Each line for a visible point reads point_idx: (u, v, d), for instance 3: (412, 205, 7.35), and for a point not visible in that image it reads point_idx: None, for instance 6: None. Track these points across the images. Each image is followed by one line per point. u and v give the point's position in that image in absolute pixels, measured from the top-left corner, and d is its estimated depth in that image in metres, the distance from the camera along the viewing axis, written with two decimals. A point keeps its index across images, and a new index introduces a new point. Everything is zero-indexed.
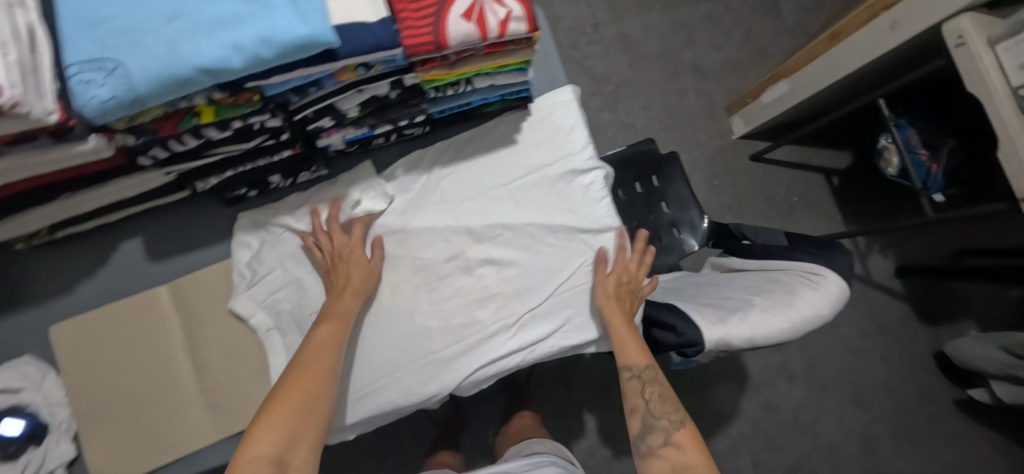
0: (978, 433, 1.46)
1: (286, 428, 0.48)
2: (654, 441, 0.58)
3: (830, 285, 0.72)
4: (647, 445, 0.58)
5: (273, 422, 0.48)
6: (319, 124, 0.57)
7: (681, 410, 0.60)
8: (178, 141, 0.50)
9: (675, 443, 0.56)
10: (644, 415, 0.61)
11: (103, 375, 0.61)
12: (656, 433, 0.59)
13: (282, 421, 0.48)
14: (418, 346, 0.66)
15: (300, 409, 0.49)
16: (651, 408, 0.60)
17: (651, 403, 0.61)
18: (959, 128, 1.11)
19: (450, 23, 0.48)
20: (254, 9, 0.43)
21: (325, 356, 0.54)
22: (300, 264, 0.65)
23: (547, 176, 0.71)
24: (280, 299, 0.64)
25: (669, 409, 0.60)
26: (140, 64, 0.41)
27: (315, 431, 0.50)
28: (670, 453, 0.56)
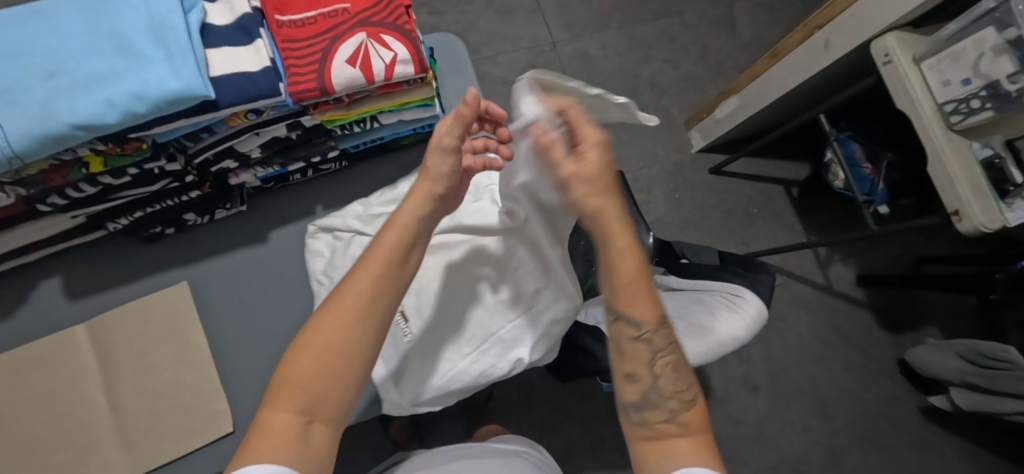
0: (943, 440, 1.47)
1: (327, 355, 0.41)
2: (653, 415, 0.47)
3: (748, 306, 0.72)
4: (642, 416, 0.48)
5: (308, 364, 0.40)
6: (223, 166, 0.58)
7: (696, 385, 0.49)
8: (75, 189, 0.51)
9: (681, 423, 0.46)
10: (647, 388, 0.49)
11: (15, 415, 0.61)
12: (658, 410, 0.48)
13: (329, 345, 0.41)
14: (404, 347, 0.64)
15: (331, 361, 0.41)
16: (662, 382, 0.48)
17: (660, 376, 0.49)
18: (898, 142, 1.13)
19: (334, 69, 0.50)
20: (130, 66, 0.44)
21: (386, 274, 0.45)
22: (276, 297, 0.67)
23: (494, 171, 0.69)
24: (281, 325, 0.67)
25: (681, 386, 0.49)
26: (16, 122, 0.42)
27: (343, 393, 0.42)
28: (673, 434, 0.46)
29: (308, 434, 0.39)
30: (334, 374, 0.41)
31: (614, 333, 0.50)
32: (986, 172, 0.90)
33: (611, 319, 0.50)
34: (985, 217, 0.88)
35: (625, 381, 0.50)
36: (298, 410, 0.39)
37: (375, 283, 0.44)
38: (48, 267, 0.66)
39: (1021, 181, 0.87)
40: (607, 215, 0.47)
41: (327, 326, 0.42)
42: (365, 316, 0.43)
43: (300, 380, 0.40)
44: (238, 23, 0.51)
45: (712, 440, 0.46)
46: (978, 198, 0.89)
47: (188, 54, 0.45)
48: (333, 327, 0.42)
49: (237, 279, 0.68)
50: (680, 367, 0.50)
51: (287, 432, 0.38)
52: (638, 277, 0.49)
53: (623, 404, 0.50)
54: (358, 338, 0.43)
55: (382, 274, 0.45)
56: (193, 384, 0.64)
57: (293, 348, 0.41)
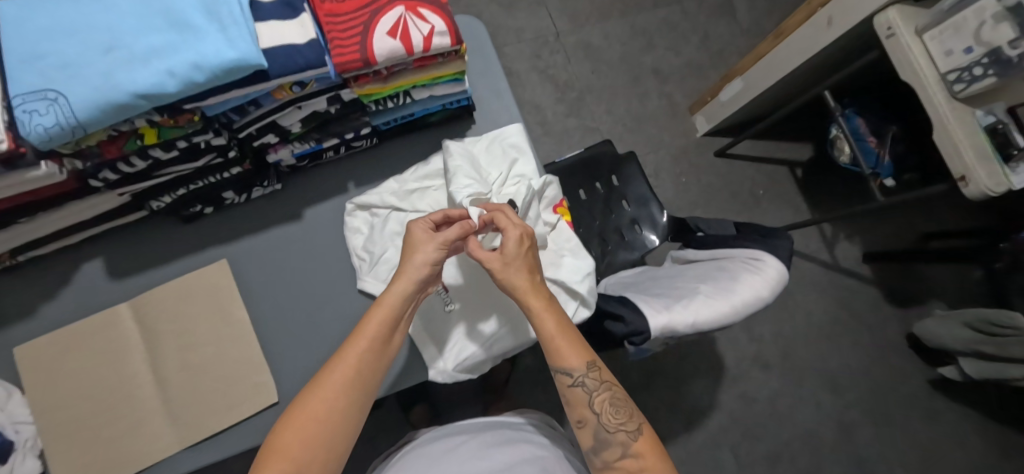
0: (952, 411, 1.50)
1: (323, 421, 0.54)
2: (609, 456, 0.60)
3: (769, 269, 0.75)
4: (603, 460, 0.61)
5: (294, 435, 0.53)
6: (265, 141, 0.60)
7: (637, 420, 0.61)
8: (127, 163, 0.53)
9: (633, 455, 0.59)
10: (595, 429, 0.62)
11: (65, 392, 0.63)
12: (611, 448, 0.60)
13: (314, 415, 0.54)
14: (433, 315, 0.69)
15: (314, 430, 0.54)
16: (603, 421, 0.61)
17: (602, 415, 0.62)
18: (901, 116, 1.16)
19: (376, 41, 0.52)
20: (185, 38, 0.46)
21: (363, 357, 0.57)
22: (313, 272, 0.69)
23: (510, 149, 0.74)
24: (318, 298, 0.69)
25: (622, 420, 0.61)
26: (79, 93, 0.44)
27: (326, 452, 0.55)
28: (629, 466, 0.59)
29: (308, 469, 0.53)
30: (326, 442, 0.54)
31: (558, 386, 0.63)
32: (988, 137, 0.93)
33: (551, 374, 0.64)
34: (990, 181, 0.91)
35: (577, 428, 0.64)
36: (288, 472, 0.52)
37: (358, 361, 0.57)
38: (88, 249, 0.67)
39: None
40: (522, 290, 0.61)
41: (321, 399, 0.55)
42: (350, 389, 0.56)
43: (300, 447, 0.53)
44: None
45: (659, 459, 0.59)
46: (983, 163, 0.92)
47: (241, 26, 0.47)
48: (324, 399, 0.55)
49: (274, 255, 0.69)
50: (619, 406, 0.62)
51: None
52: (561, 333, 0.61)
53: (585, 449, 0.63)
54: (343, 407, 0.56)
55: (364, 355, 0.57)
56: (236, 358, 0.65)
57: (287, 423, 0.54)
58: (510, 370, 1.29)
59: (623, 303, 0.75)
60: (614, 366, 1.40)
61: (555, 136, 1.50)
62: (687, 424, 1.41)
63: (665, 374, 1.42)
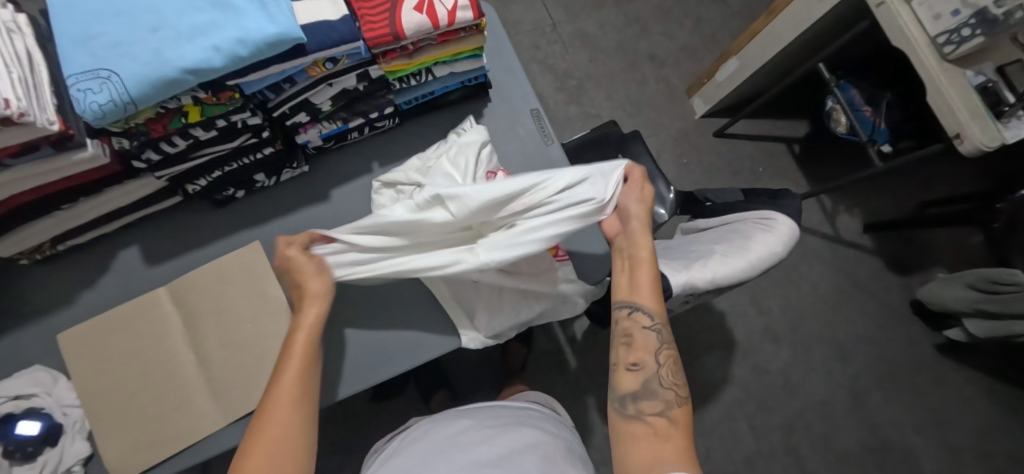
0: (959, 373, 1.53)
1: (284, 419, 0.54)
2: (648, 406, 0.56)
3: (780, 226, 0.78)
4: (637, 407, 0.56)
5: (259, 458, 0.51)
6: (296, 120, 0.62)
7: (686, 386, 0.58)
8: (169, 143, 0.55)
9: (671, 415, 0.55)
10: (647, 377, 0.58)
11: (109, 375, 0.64)
12: (653, 401, 0.56)
13: (274, 432, 0.53)
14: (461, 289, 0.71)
15: (278, 445, 0.52)
16: (661, 373, 0.58)
17: (661, 368, 0.58)
18: (893, 84, 1.20)
19: (404, 16, 0.55)
20: (228, 16, 0.49)
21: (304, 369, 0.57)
22: None
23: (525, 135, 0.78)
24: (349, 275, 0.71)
25: (675, 382, 0.58)
26: (131, 71, 0.47)
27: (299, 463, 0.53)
28: (659, 426, 0.55)
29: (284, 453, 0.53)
30: (292, 446, 0.53)
31: (628, 325, 0.60)
32: (980, 95, 0.96)
33: (627, 312, 0.60)
34: (984, 136, 0.95)
35: (627, 370, 0.59)
36: None
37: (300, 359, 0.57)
38: (124, 237, 0.69)
39: (1015, 101, 0.93)
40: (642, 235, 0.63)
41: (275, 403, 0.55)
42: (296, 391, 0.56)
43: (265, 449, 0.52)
44: None
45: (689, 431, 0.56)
46: (976, 120, 0.96)
47: (280, 3, 0.50)
48: (280, 416, 0.54)
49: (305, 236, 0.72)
50: (675, 368, 0.59)
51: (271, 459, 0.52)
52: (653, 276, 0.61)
53: (621, 395, 0.58)
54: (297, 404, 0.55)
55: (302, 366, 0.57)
56: (274, 336, 0.67)
57: (252, 448, 0.52)
58: (528, 353, 1.31)
59: None
60: None
61: (557, 124, 1.53)
62: (702, 398, 1.44)
63: (678, 350, 1.45)
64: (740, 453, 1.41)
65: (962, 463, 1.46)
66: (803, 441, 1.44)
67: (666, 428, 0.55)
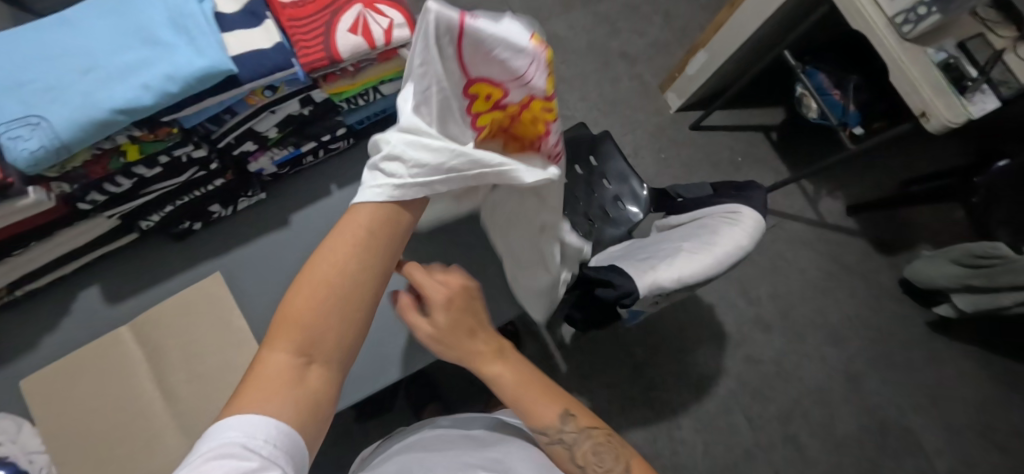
0: (954, 349, 1.52)
1: (301, 335, 0.42)
2: None
3: (746, 219, 0.77)
4: None
5: (259, 383, 0.41)
6: (243, 149, 0.62)
7: (620, 459, 0.57)
8: (113, 182, 0.55)
9: None
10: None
11: (76, 418, 0.63)
12: None
13: (286, 343, 0.42)
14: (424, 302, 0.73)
15: (288, 367, 0.41)
16: (588, 464, 0.57)
17: (585, 465, 0.58)
18: (859, 66, 1.20)
19: (339, 39, 0.55)
20: (158, 53, 0.49)
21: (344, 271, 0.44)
22: None
23: None
24: None
25: (607, 464, 0.57)
26: (61, 115, 0.46)
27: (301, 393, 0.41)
28: None
29: (310, 376, 0.42)
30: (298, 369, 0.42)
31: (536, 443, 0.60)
32: (943, 73, 0.96)
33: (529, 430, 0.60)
34: (950, 113, 0.95)
35: (566, 469, 0.59)
36: (262, 410, 0.39)
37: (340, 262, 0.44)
38: (85, 277, 0.69)
39: (976, 76, 0.93)
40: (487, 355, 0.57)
41: (310, 289, 0.43)
42: (329, 296, 0.43)
43: (278, 365, 0.41)
44: (246, 8, 0.55)
45: None
46: (941, 97, 0.96)
47: (209, 36, 0.49)
48: (295, 323, 0.42)
49: (268, 261, 0.72)
50: (598, 450, 0.58)
51: (284, 376, 0.41)
52: (525, 387, 0.59)
53: None
54: (332, 314, 0.43)
55: (341, 267, 0.44)
56: (240, 366, 0.66)
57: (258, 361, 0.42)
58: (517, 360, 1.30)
59: (612, 270, 0.77)
60: (618, 344, 1.42)
61: None
62: (697, 393, 1.42)
63: (669, 347, 1.44)
64: (739, 445, 1.40)
65: (963, 439, 1.45)
66: (801, 429, 1.43)
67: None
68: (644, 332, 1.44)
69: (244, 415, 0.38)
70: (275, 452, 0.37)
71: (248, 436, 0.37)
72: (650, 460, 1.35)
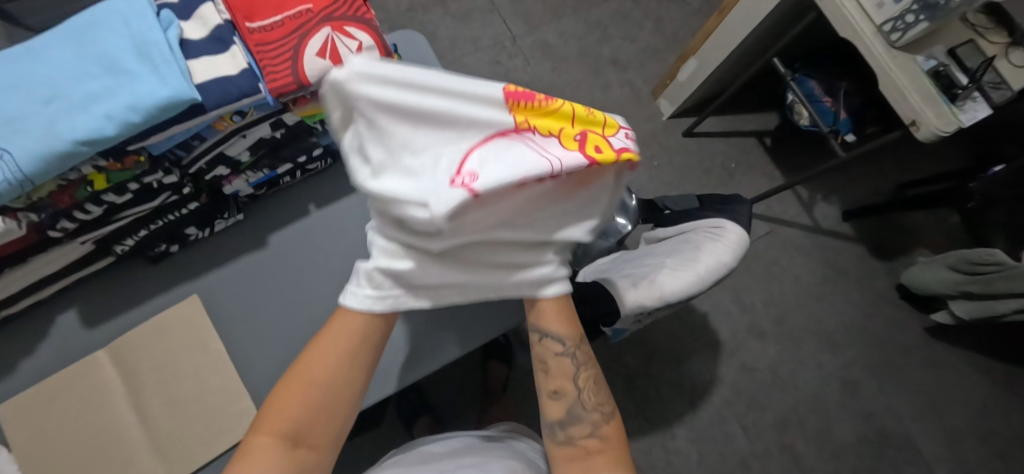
0: (952, 354, 1.50)
1: (289, 423, 0.51)
2: (577, 432, 0.57)
3: (729, 234, 0.76)
4: (568, 434, 0.58)
5: (252, 455, 0.49)
6: (216, 173, 0.63)
7: (611, 400, 0.60)
8: (82, 210, 0.55)
9: (602, 437, 0.57)
10: (571, 403, 0.58)
11: (49, 444, 0.62)
12: (580, 425, 0.58)
13: (279, 419, 0.51)
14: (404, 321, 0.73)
15: (278, 444, 0.50)
16: (583, 399, 0.58)
17: (581, 392, 0.59)
18: (849, 73, 1.19)
19: (307, 63, 0.55)
20: (121, 82, 0.48)
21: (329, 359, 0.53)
22: (286, 296, 0.72)
23: None
24: (287, 320, 0.71)
25: (600, 400, 0.59)
26: (22, 147, 0.46)
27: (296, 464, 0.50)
28: (590, 446, 0.57)
29: (295, 454, 0.51)
30: (287, 441, 0.50)
31: (541, 352, 0.59)
32: (933, 80, 0.94)
33: (537, 339, 0.59)
34: (939, 121, 0.93)
35: (550, 399, 0.59)
36: None
37: (327, 363, 0.53)
38: (61, 301, 0.69)
39: (966, 83, 0.92)
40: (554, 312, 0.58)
41: (300, 376, 0.52)
42: (313, 391, 0.52)
43: (268, 446, 0.50)
44: (213, 34, 0.55)
45: (620, 448, 0.58)
46: (930, 105, 0.94)
47: (172, 64, 0.49)
48: (289, 402, 0.51)
49: (245, 283, 0.72)
50: (597, 385, 0.60)
51: (269, 455, 0.49)
52: (566, 312, 0.58)
53: (550, 423, 0.59)
54: (314, 406, 0.52)
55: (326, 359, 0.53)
56: (217, 389, 0.66)
57: (256, 430, 0.51)
58: (508, 372, 1.29)
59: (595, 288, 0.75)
60: (611, 354, 1.41)
61: None
62: (691, 403, 1.41)
63: (664, 355, 1.43)
64: (734, 455, 1.38)
65: (963, 446, 1.43)
66: (798, 438, 1.41)
67: (597, 447, 0.57)
68: (637, 341, 1.44)
69: None
70: None
71: None
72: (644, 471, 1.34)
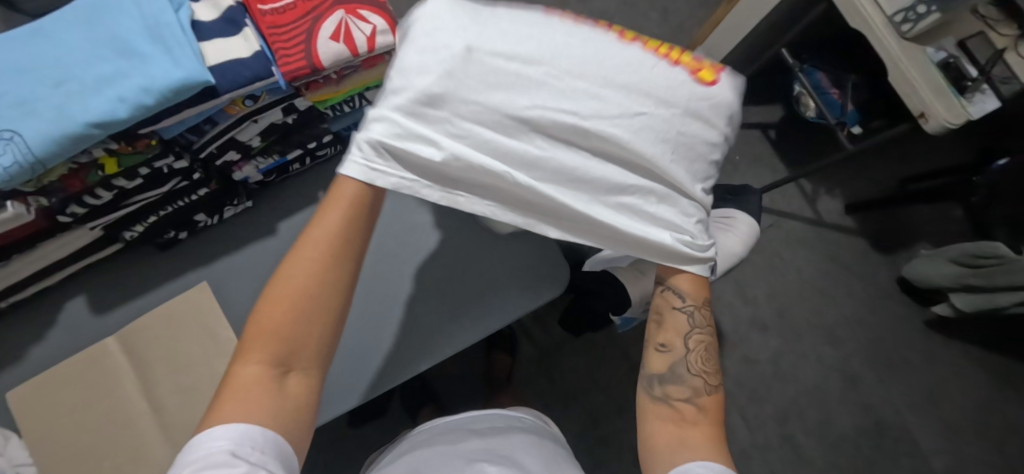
0: (952, 348, 1.51)
1: (280, 342, 0.43)
2: (676, 392, 0.50)
3: (739, 225, 0.76)
4: (664, 390, 0.50)
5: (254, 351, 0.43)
6: (226, 158, 0.62)
7: (718, 372, 0.52)
8: (93, 195, 0.55)
9: (699, 405, 0.50)
10: (676, 360, 0.52)
11: (60, 432, 0.62)
12: (679, 385, 0.50)
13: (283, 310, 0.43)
14: (414, 310, 0.73)
15: (281, 338, 0.43)
16: (690, 358, 0.51)
17: (690, 353, 0.52)
18: (858, 64, 1.19)
19: (320, 47, 0.54)
20: (133, 64, 0.47)
21: (334, 245, 0.45)
22: None
23: None
24: None
25: (708, 369, 0.52)
26: (34, 130, 0.45)
27: (320, 349, 0.45)
28: (687, 412, 0.49)
29: (285, 384, 0.43)
30: (299, 334, 0.44)
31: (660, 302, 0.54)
32: (942, 72, 0.94)
33: (659, 289, 0.55)
34: (949, 113, 0.93)
35: (656, 350, 0.53)
36: (273, 360, 0.42)
37: (331, 239, 0.45)
38: (70, 287, 0.68)
39: (976, 75, 0.91)
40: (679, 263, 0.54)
41: (304, 264, 0.44)
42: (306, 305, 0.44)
43: (253, 373, 0.42)
44: (224, 16, 0.54)
45: (716, 428, 0.49)
46: (940, 98, 0.94)
47: (185, 45, 0.48)
48: (286, 303, 0.43)
49: (254, 270, 0.71)
50: (708, 356, 0.52)
51: (257, 387, 0.41)
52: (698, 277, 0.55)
53: (647, 373, 0.53)
54: (317, 298, 0.44)
55: (325, 255, 0.45)
56: None
57: (248, 343, 0.43)
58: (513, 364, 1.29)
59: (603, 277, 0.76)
60: None
61: None
62: None
63: None
64: (735, 445, 1.39)
65: (961, 439, 1.44)
66: (798, 429, 1.43)
67: (693, 416, 0.49)
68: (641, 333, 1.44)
69: (231, 424, 0.39)
70: (264, 457, 0.39)
71: (233, 446, 0.38)
72: None
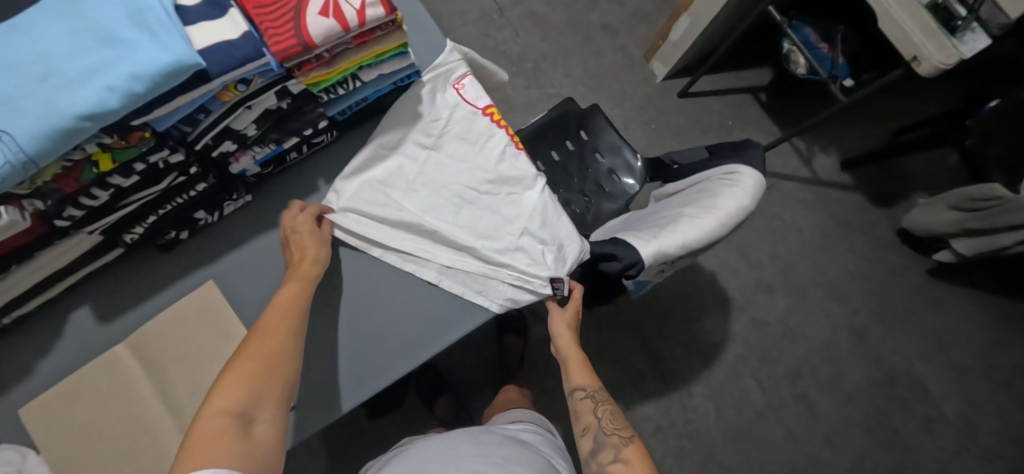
0: (955, 294, 1.53)
1: (246, 395, 0.50)
2: (604, 458, 0.61)
3: (746, 179, 0.74)
4: (598, 462, 0.61)
5: (226, 394, 0.49)
6: (223, 149, 0.61)
7: (629, 427, 0.64)
8: (89, 195, 0.53)
9: (624, 459, 0.59)
10: (595, 433, 0.65)
11: (74, 445, 0.60)
12: (606, 451, 0.62)
13: (249, 365, 0.52)
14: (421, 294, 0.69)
15: (249, 385, 0.51)
16: (602, 425, 0.64)
17: (601, 421, 0.65)
18: (846, 16, 1.19)
19: (309, 23, 0.52)
20: (119, 53, 0.46)
21: (292, 310, 0.58)
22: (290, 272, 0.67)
23: (465, 114, 0.74)
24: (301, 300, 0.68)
25: (618, 425, 0.64)
26: (21, 127, 0.43)
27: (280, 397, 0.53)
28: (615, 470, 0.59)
29: (252, 433, 0.49)
30: (259, 385, 0.51)
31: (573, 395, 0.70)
32: (932, 14, 0.93)
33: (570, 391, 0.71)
34: (941, 55, 0.93)
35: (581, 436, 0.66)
36: (237, 410, 0.49)
37: (288, 307, 0.58)
38: (74, 297, 0.66)
39: (966, 13, 0.90)
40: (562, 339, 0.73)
41: (265, 328, 0.56)
42: (278, 360, 0.54)
43: (219, 416, 0.48)
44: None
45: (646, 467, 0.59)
46: (931, 40, 0.94)
47: (169, 28, 0.47)
48: (252, 359, 0.52)
49: (259, 264, 0.70)
50: (614, 414, 0.66)
51: (231, 434, 0.47)
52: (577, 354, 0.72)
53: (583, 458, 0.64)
54: (279, 353, 0.54)
55: (286, 320, 0.57)
56: None
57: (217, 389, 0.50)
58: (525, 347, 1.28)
59: (615, 243, 0.73)
60: (623, 319, 1.41)
61: (518, 109, 1.49)
62: (705, 362, 1.42)
63: (676, 317, 1.43)
64: (751, 408, 1.40)
65: (971, 382, 1.46)
66: (811, 387, 1.43)
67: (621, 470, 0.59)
68: (649, 305, 1.44)
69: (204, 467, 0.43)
70: None
71: None
72: (664, 431, 1.35)
